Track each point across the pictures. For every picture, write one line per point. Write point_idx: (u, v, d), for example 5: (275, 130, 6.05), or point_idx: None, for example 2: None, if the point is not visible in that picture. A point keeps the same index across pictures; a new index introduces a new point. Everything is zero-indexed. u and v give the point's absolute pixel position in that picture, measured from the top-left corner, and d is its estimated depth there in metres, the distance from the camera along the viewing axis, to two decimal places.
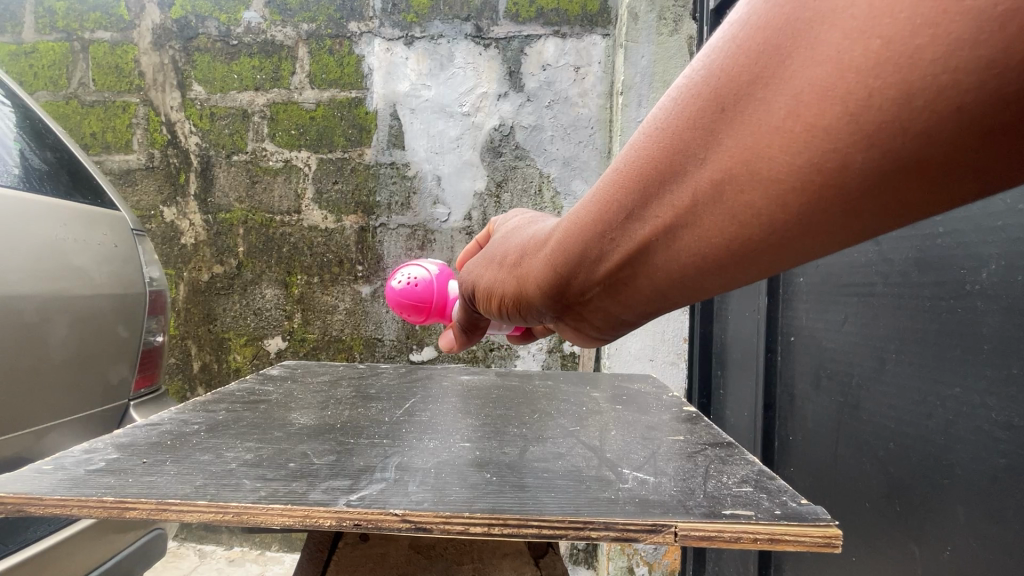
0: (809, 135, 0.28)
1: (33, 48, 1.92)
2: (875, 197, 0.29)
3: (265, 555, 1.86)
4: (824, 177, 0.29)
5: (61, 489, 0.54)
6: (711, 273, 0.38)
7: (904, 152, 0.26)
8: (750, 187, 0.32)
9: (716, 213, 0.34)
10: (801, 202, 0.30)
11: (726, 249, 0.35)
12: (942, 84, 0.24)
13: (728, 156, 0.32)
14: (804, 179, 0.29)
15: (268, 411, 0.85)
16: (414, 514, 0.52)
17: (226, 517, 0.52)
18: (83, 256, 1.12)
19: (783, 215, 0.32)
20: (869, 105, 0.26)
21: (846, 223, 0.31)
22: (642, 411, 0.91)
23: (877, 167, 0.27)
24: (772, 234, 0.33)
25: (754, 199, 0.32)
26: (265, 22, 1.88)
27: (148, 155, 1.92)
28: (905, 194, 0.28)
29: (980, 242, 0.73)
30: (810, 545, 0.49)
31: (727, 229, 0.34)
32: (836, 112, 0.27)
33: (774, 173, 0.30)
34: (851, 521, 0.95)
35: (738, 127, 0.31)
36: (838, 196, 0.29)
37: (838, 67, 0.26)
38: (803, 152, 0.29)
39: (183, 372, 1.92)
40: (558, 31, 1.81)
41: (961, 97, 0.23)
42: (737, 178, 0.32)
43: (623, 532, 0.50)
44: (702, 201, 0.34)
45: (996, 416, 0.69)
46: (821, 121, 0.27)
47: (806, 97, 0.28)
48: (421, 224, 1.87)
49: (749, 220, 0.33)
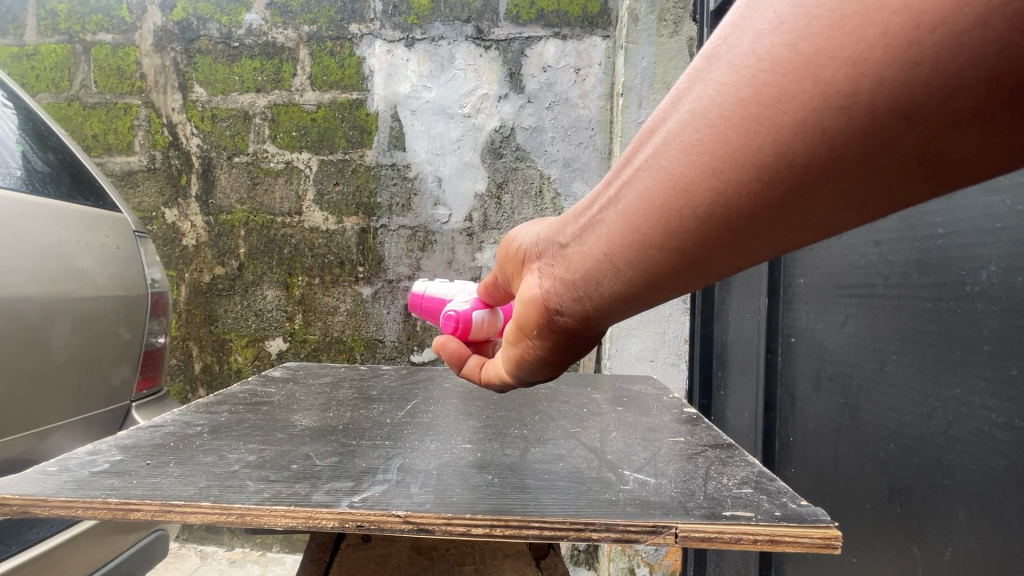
0: (761, 64, 0.34)
1: (35, 50, 1.93)
2: (809, 130, 0.33)
3: (267, 556, 1.86)
4: (769, 102, 0.34)
5: (65, 492, 0.54)
6: (662, 217, 0.42)
7: (839, 80, 0.31)
8: (708, 117, 0.37)
9: (718, 159, 0.37)
10: (743, 133, 0.36)
11: (678, 182, 0.40)
12: (873, 8, 0.30)
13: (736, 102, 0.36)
14: (802, 119, 0.33)
15: (270, 413, 0.86)
16: (416, 515, 0.52)
17: (229, 519, 0.52)
18: (86, 258, 1.12)
19: (728, 144, 0.37)
20: (812, 30, 0.32)
21: (784, 163, 0.35)
22: (643, 412, 0.92)
23: (810, 97, 0.33)
24: (718, 167, 0.38)
25: (708, 127, 0.37)
26: (266, 23, 1.88)
27: (149, 156, 1.92)
28: (891, 142, 0.32)
29: (980, 244, 0.73)
30: (809, 546, 0.50)
31: (683, 160, 0.39)
32: (787, 42, 0.33)
33: (728, 101, 0.36)
34: (852, 521, 0.95)
35: (715, 64, 0.38)
36: (820, 131, 0.33)
37: (796, 7, 0.33)
38: (754, 80, 0.35)
39: (185, 373, 1.92)
40: (558, 33, 1.82)
41: (890, 19, 0.29)
42: (706, 110, 0.38)
43: (623, 533, 0.51)
44: (706, 148, 0.38)
45: (996, 417, 0.69)
46: (774, 52, 0.34)
47: (768, 33, 0.34)
48: (422, 225, 1.87)
49: (747, 165, 0.36)
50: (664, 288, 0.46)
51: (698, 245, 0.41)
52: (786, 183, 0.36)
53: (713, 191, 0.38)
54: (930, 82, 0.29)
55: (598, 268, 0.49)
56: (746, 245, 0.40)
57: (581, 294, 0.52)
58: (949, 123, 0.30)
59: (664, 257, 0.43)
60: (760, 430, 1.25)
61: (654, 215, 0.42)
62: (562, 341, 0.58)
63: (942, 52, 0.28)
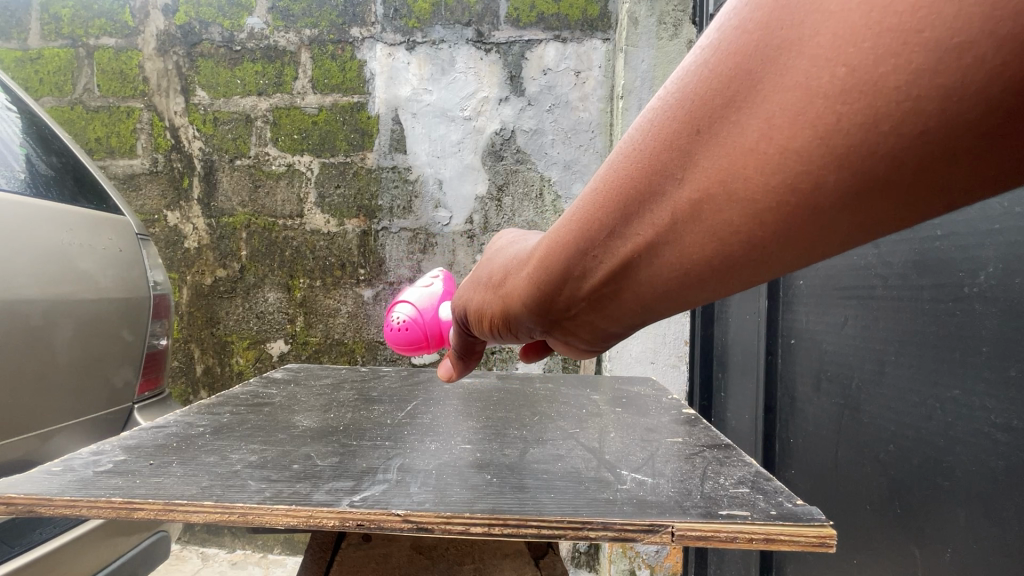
0: (734, 143, 0.29)
1: (38, 54, 1.94)
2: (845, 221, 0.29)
3: (268, 558, 1.86)
4: (797, 201, 0.29)
5: (70, 491, 0.55)
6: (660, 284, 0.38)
7: (876, 181, 0.26)
8: (683, 196, 0.33)
9: (698, 236, 0.34)
10: (733, 214, 0.31)
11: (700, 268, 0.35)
12: (905, 111, 0.24)
13: (705, 181, 0.31)
14: (785, 201, 0.29)
15: (272, 414, 0.86)
16: (415, 514, 0.53)
17: (232, 518, 0.53)
18: (88, 260, 1.13)
19: (715, 224, 0.32)
20: (835, 133, 0.26)
21: (817, 245, 0.31)
22: (642, 413, 0.92)
23: (792, 184, 0.28)
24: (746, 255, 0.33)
25: (687, 205, 0.33)
26: (269, 27, 1.90)
27: (151, 159, 1.93)
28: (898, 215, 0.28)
29: (978, 245, 0.74)
30: (804, 545, 0.50)
31: (700, 249, 0.34)
32: (803, 138, 0.27)
33: (745, 200, 0.30)
34: (852, 523, 0.95)
35: (711, 147, 0.31)
36: (813, 212, 0.29)
37: (808, 97, 0.26)
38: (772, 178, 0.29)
39: (186, 376, 1.93)
40: (558, 36, 1.83)
41: (925, 124, 0.24)
42: (715, 199, 0.31)
43: (621, 532, 0.51)
44: (684, 224, 0.34)
45: (995, 418, 0.69)
46: (791, 148, 0.28)
47: (776, 125, 0.28)
48: (423, 227, 1.88)
49: (735, 242, 0.32)
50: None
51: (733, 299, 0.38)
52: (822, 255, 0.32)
53: (744, 270, 0.34)
54: (938, 162, 0.25)
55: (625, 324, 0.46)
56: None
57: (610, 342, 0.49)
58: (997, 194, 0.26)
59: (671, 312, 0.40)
60: (760, 431, 1.25)
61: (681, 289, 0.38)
62: None
63: (947, 136, 0.24)
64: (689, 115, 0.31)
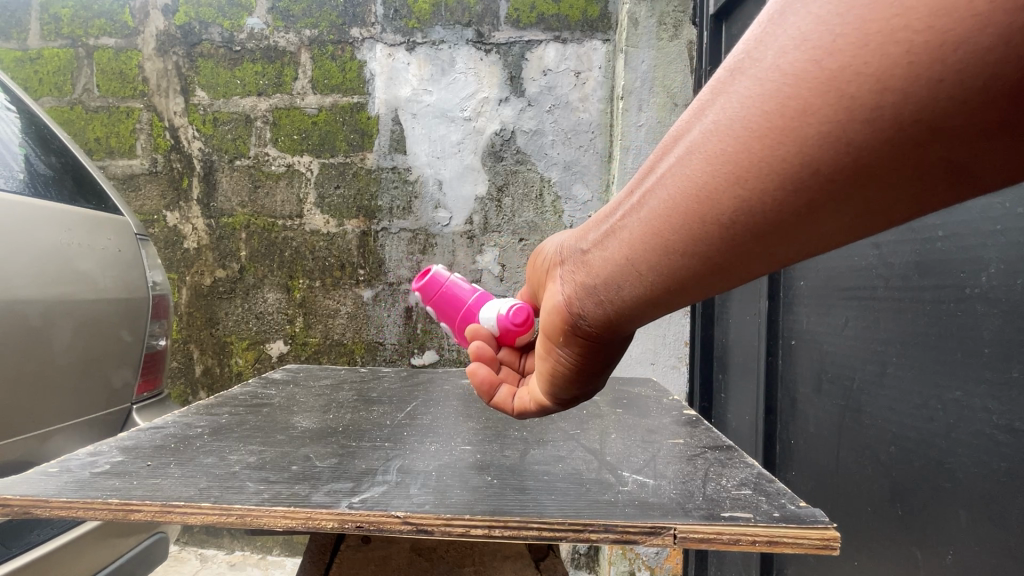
0: (756, 70, 0.37)
1: (38, 54, 1.94)
2: (834, 142, 0.33)
3: (267, 559, 1.86)
4: (794, 116, 0.34)
5: (66, 492, 0.55)
6: (670, 219, 0.43)
7: (861, 93, 0.31)
8: (707, 124, 0.40)
9: (709, 162, 0.39)
10: (741, 136, 0.37)
11: (702, 191, 0.40)
12: (894, 27, 0.30)
13: (724, 108, 0.38)
14: (788, 116, 0.35)
15: (270, 415, 0.86)
16: (415, 516, 0.52)
17: (229, 520, 0.52)
18: (87, 260, 1.13)
19: (725, 147, 0.38)
20: (836, 45, 0.32)
21: (805, 178, 0.36)
22: (643, 414, 0.92)
23: (795, 100, 0.34)
24: (742, 177, 0.38)
25: (708, 132, 0.39)
26: (269, 27, 1.89)
27: (151, 160, 1.92)
28: (891, 136, 0.31)
29: (980, 246, 0.73)
30: (808, 547, 0.50)
31: (706, 169, 0.39)
32: (807, 59, 0.34)
33: (753, 114, 0.36)
34: (853, 524, 0.95)
35: (737, 78, 0.38)
36: (811, 128, 0.34)
37: (820, 23, 0.33)
38: (777, 92, 0.35)
39: (185, 376, 1.92)
40: (558, 37, 1.83)
41: (913, 38, 0.29)
42: (730, 122, 0.38)
43: (622, 534, 0.51)
44: (701, 151, 0.40)
45: (997, 420, 0.69)
46: (796, 66, 0.34)
47: (789, 48, 0.35)
48: (422, 228, 1.88)
49: (738, 163, 0.38)
50: (686, 293, 0.47)
51: (723, 249, 0.41)
52: (810, 193, 0.36)
53: (746, 201, 0.38)
54: (923, 72, 0.29)
55: (620, 274, 0.49)
56: (771, 252, 0.41)
57: (604, 299, 0.51)
58: (975, 138, 0.30)
59: (677, 258, 0.44)
60: (761, 432, 1.24)
61: (677, 221, 0.42)
62: (584, 347, 0.57)
63: (939, 43, 0.28)
64: (733, 56, 0.39)
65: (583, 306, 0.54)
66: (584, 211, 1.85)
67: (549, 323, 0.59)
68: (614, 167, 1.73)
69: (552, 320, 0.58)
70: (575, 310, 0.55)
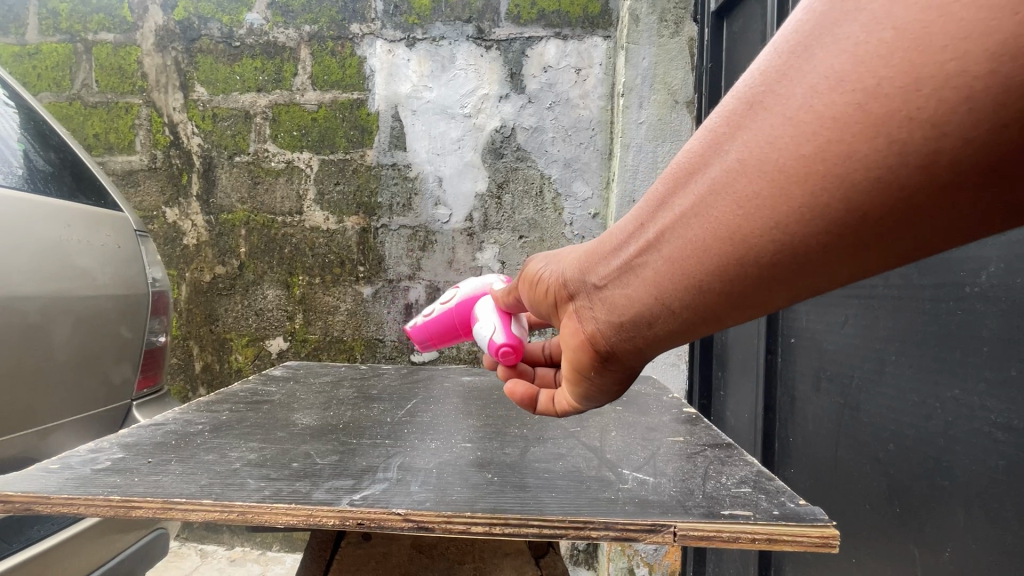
0: (787, 110, 0.37)
1: (37, 50, 1.93)
2: (881, 185, 0.34)
3: (267, 555, 1.87)
4: (833, 160, 0.35)
5: (67, 489, 0.55)
6: (701, 258, 0.43)
7: (910, 137, 0.32)
8: (735, 162, 0.40)
9: (741, 204, 0.40)
10: (779, 178, 0.38)
11: (736, 232, 0.41)
12: (949, 72, 0.30)
13: (754, 148, 0.39)
14: (826, 159, 0.35)
15: (271, 412, 0.86)
16: (416, 513, 0.52)
17: (230, 517, 0.52)
18: (87, 257, 1.13)
19: (760, 188, 0.39)
20: (881, 91, 0.32)
21: (846, 218, 0.36)
22: (643, 412, 0.92)
23: (836, 144, 0.35)
24: (780, 217, 0.39)
25: (737, 171, 0.40)
26: (268, 23, 1.89)
27: (150, 156, 1.90)
28: (941, 179, 0.33)
29: (980, 245, 0.73)
30: (808, 545, 0.50)
31: (739, 210, 0.40)
32: (845, 102, 0.34)
33: (788, 157, 0.37)
34: (851, 522, 0.95)
35: (765, 117, 0.38)
36: (854, 171, 0.35)
37: (855, 64, 0.33)
38: (815, 136, 0.36)
39: (185, 372, 1.92)
40: (559, 33, 1.82)
41: (968, 84, 0.30)
42: (762, 164, 0.38)
43: (622, 532, 0.51)
44: (732, 191, 0.40)
45: (996, 418, 0.69)
46: (832, 109, 0.35)
47: (823, 88, 0.35)
48: (423, 225, 1.87)
49: (775, 204, 0.38)
50: (716, 323, 0.48)
51: (759, 285, 0.42)
52: (850, 233, 0.37)
53: (785, 242, 0.39)
54: (980, 119, 0.30)
55: (649, 308, 0.49)
56: (801, 286, 0.42)
57: (633, 331, 0.52)
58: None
59: (711, 294, 0.44)
60: (760, 430, 1.25)
61: (709, 258, 0.43)
62: (613, 372, 0.58)
63: (1006, 89, 0.29)
64: (753, 90, 0.40)
65: (609, 335, 0.54)
66: (584, 209, 1.85)
67: (572, 357, 0.59)
68: (614, 165, 1.72)
69: (575, 351, 0.59)
70: (600, 339, 0.55)
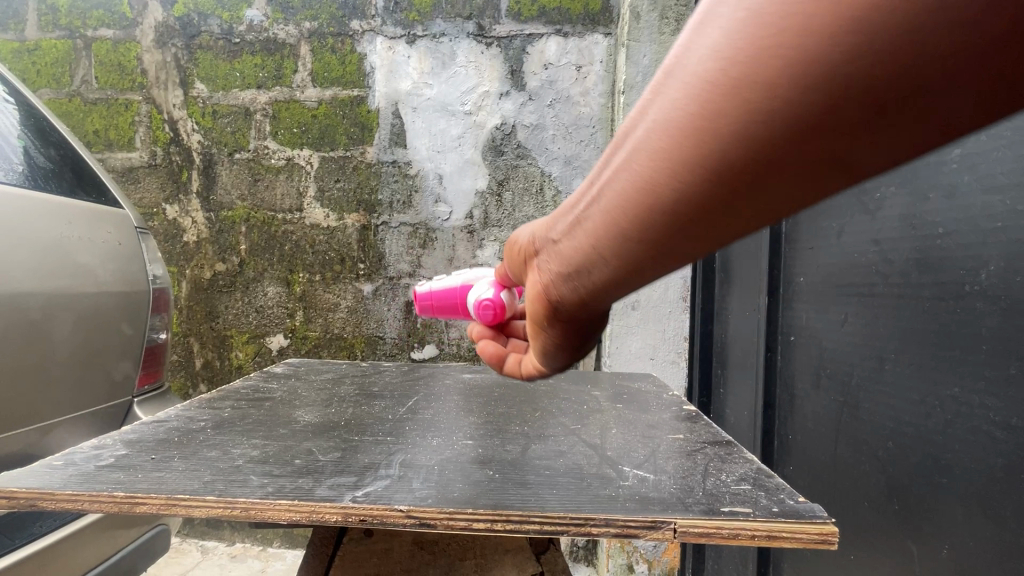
0: (692, 54, 0.33)
1: (36, 46, 1.93)
2: (787, 132, 0.30)
3: (267, 551, 1.87)
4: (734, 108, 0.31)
5: (71, 485, 0.55)
6: (620, 219, 0.40)
7: (812, 71, 0.28)
8: (648, 115, 0.37)
9: (652, 161, 0.36)
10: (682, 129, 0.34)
11: (647, 189, 0.37)
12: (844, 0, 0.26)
13: (664, 98, 0.35)
14: (728, 106, 0.32)
15: (272, 408, 0.86)
16: (419, 510, 0.52)
17: (234, 513, 0.53)
18: (88, 254, 1.13)
19: (667, 143, 0.35)
20: (777, 24, 0.29)
21: (758, 171, 0.32)
22: (643, 409, 0.92)
23: (733, 89, 0.31)
24: (686, 172, 0.35)
25: (649, 125, 0.36)
26: (268, 20, 1.88)
27: (150, 152, 1.92)
28: (852, 119, 0.29)
29: (980, 243, 0.73)
30: (807, 542, 0.50)
31: (650, 165, 0.37)
32: (744, 40, 0.30)
33: (690, 107, 0.33)
34: (850, 519, 0.96)
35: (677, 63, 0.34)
36: (758, 120, 0.31)
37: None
38: (714, 80, 0.32)
39: (186, 369, 1.93)
40: (560, 30, 1.81)
41: (867, 10, 0.26)
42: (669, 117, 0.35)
43: (623, 528, 0.51)
44: (644, 147, 0.37)
45: (995, 416, 0.69)
46: (731, 48, 0.31)
47: (726, 25, 0.31)
48: (423, 222, 1.88)
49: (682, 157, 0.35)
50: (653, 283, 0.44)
51: (685, 243, 0.39)
52: (766, 184, 0.33)
53: (696, 198, 0.35)
54: (882, 51, 0.26)
55: (584, 271, 0.47)
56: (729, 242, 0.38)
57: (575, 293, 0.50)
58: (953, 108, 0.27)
59: (636, 256, 0.41)
60: (759, 427, 1.25)
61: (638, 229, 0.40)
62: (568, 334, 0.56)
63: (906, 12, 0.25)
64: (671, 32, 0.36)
65: (553, 295, 0.52)
66: None
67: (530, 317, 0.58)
68: None
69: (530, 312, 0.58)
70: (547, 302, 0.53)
